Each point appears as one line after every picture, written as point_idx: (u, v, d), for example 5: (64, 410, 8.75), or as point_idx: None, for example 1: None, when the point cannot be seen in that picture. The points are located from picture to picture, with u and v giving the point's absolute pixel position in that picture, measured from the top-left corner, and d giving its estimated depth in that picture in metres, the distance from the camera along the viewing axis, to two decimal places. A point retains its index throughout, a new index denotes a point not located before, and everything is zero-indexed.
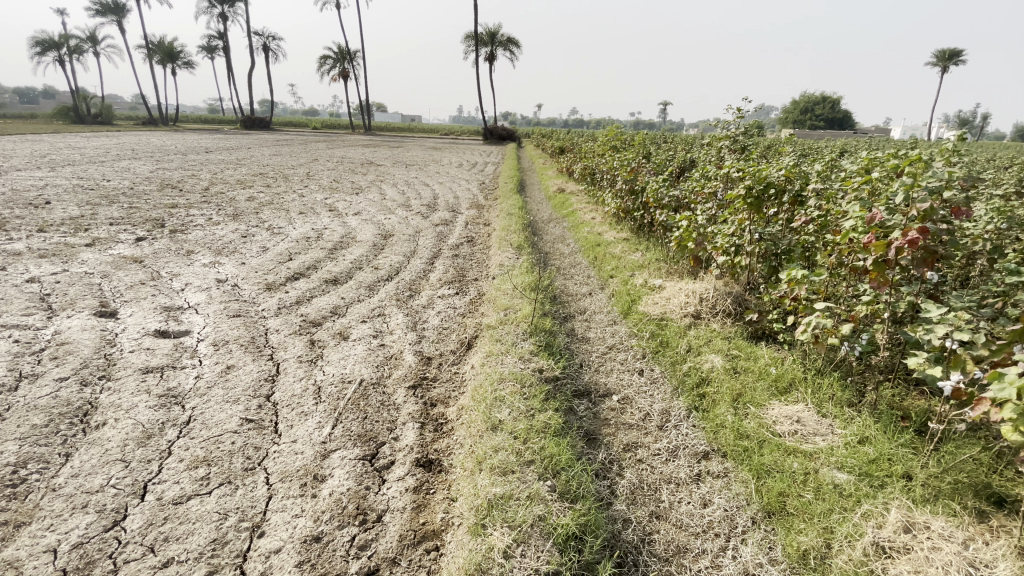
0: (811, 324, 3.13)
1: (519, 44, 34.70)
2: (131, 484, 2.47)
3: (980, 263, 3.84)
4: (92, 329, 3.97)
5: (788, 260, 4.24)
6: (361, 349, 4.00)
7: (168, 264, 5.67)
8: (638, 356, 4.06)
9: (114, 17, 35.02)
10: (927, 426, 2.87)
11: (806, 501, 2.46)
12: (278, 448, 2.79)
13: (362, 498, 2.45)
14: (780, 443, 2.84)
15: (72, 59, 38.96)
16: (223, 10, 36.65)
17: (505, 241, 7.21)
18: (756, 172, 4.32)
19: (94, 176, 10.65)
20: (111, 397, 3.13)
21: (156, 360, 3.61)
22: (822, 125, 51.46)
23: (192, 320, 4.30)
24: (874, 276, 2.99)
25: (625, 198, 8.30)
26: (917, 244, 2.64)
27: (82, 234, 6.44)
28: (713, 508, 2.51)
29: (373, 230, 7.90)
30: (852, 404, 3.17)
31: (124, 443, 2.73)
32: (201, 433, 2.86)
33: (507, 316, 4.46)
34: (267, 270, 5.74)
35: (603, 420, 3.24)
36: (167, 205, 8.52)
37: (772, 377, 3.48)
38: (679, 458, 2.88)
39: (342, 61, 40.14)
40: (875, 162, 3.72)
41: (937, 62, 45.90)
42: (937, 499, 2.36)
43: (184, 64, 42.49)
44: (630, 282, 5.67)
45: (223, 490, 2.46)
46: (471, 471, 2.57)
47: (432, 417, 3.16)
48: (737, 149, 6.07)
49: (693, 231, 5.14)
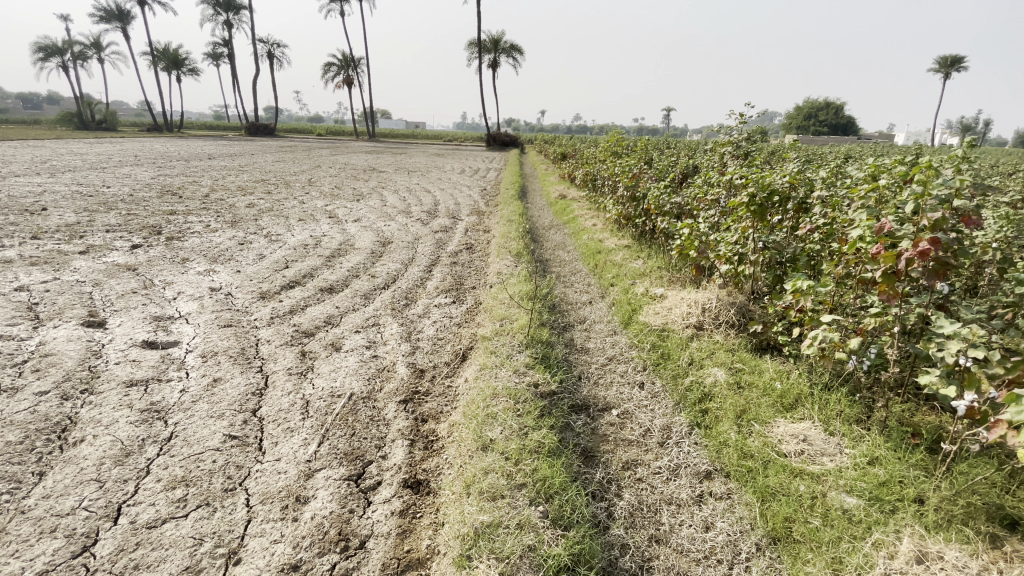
0: (817, 338, 2.99)
1: (521, 51, 34.66)
2: (104, 506, 2.36)
3: (990, 273, 3.70)
4: (78, 340, 3.88)
5: (793, 269, 4.11)
6: (353, 361, 3.89)
7: (162, 272, 5.58)
8: (639, 368, 3.93)
9: (120, 25, 35.30)
10: (939, 445, 2.73)
11: (813, 528, 2.32)
12: (261, 467, 2.67)
13: (345, 522, 2.33)
14: (786, 464, 2.71)
15: (78, 66, 39.31)
16: (228, 18, 36.90)
17: (504, 248, 7.10)
18: (759, 179, 4.21)
19: (94, 182, 10.63)
20: (91, 412, 3.03)
21: (141, 373, 3.51)
22: (825, 130, 51.36)
23: (181, 330, 4.20)
24: (883, 288, 2.84)
25: (626, 205, 8.19)
26: (928, 256, 2.52)
27: (77, 241, 6.37)
28: (715, 533, 2.38)
29: (372, 237, 7.81)
30: (861, 421, 3.03)
31: (100, 462, 2.62)
32: (182, 451, 2.75)
33: (503, 326, 4.34)
34: (262, 278, 5.65)
35: (602, 436, 3.12)
36: (165, 212, 8.47)
37: (777, 393, 3.34)
38: (680, 477, 2.76)
39: (347, 67, 40.34)
40: (883, 168, 3.59)
41: (940, 67, 45.71)
42: (951, 525, 2.22)
43: (189, 70, 42.79)
44: (631, 291, 5.56)
45: (200, 513, 2.34)
46: (459, 495, 2.44)
47: (422, 434, 3.04)
48: (739, 155, 5.95)
49: (695, 238, 4.99)
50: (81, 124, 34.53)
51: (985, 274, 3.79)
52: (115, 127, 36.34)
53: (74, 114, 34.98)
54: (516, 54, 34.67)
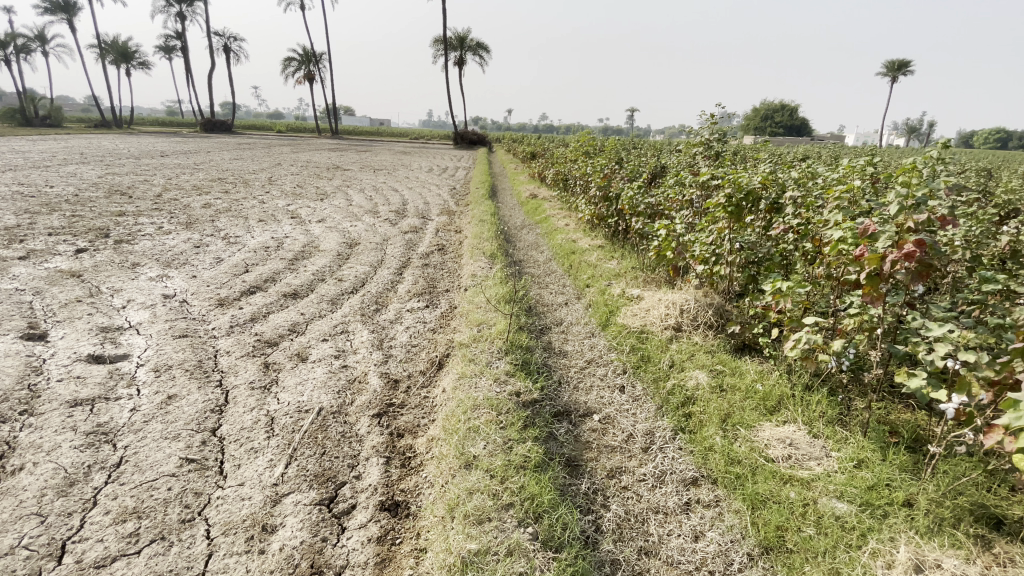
0: (800, 340, 2.98)
1: (488, 49, 34.41)
2: (46, 544, 2.10)
3: (957, 271, 3.78)
4: (15, 355, 3.52)
5: (768, 268, 4.12)
6: (320, 372, 3.67)
7: (110, 279, 5.18)
8: (619, 371, 3.87)
9: (65, 15, 33.19)
10: (919, 445, 2.77)
11: (806, 537, 2.28)
12: (222, 493, 2.45)
13: (317, 553, 2.15)
14: (775, 470, 2.67)
15: (15, 57, 36.87)
16: (181, 9, 35.30)
17: (477, 249, 6.94)
18: (734, 180, 4.19)
19: (35, 181, 9.92)
20: (30, 436, 2.73)
21: (87, 391, 3.19)
22: (782, 130, 53.10)
23: (132, 342, 3.88)
24: (867, 290, 2.80)
25: (598, 205, 8.16)
26: (915, 258, 2.50)
27: (15, 245, 5.87)
28: (706, 543, 2.32)
29: (338, 238, 7.52)
30: (843, 422, 3.05)
31: (40, 493, 2.35)
32: (133, 478, 2.49)
33: (481, 332, 4.19)
34: (221, 283, 5.32)
35: (585, 444, 3.03)
36: (114, 213, 7.91)
37: (759, 395, 3.32)
38: (667, 484, 2.69)
39: (308, 63, 39.18)
40: (856, 169, 3.60)
41: (886, 71, 48.15)
42: (941, 530, 2.23)
43: (139, 63, 40.82)
44: (607, 292, 5.49)
45: (154, 549, 2.11)
46: (443, 519, 2.30)
47: (399, 450, 2.88)
48: (711, 156, 5.99)
49: (672, 240, 4.95)
50: (23, 120, 32.26)
51: (951, 272, 3.87)
52: (58, 121, 34.34)
53: (12, 109, 32.69)
54: (483, 51, 34.43)
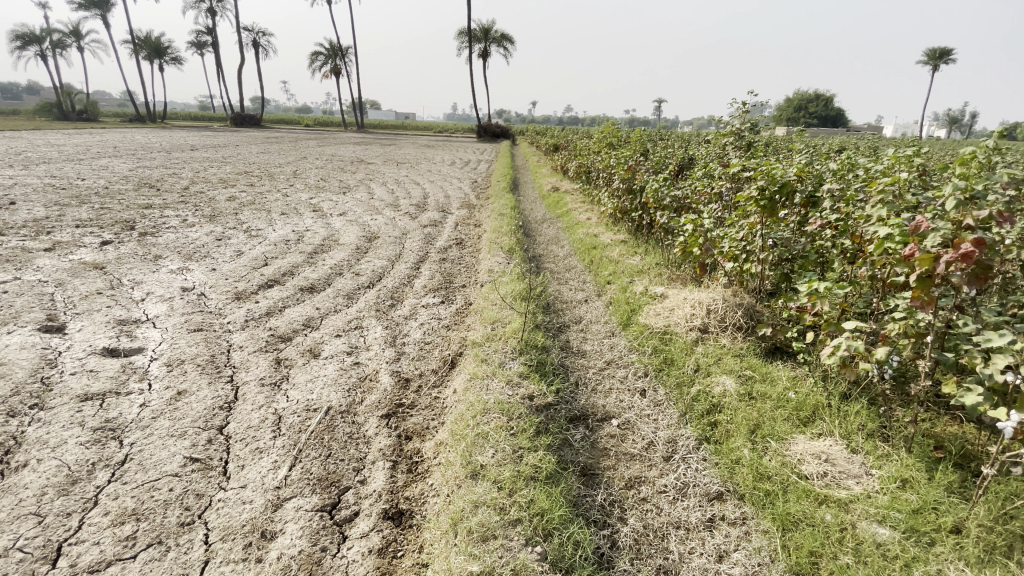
0: (840, 346, 2.72)
1: (512, 39, 33.97)
2: (42, 546, 2.05)
3: (1013, 272, 3.45)
4: (32, 347, 3.54)
5: (802, 266, 3.85)
6: (331, 369, 3.59)
7: (131, 271, 5.23)
8: (639, 373, 3.68)
9: (100, 11, 34.14)
10: (970, 463, 2.53)
11: (843, 565, 2.07)
12: (224, 496, 2.38)
13: (315, 563, 2.05)
14: (808, 489, 2.47)
15: (56, 54, 38.18)
16: (211, 6, 35.97)
17: (495, 244, 6.78)
18: (767, 172, 3.88)
19: (68, 174, 10.17)
20: (38, 431, 2.71)
21: (99, 385, 3.18)
22: (815, 121, 51.29)
23: (148, 336, 3.87)
24: (916, 293, 2.55)
25: (622, 199, 7.91)
26: (973, 259, 2.24)
27: (43, 237, 5.97)
28: (730, 565, 2.14)
29: (357, 231, 7.48)
30: (885, 436, 2.82)
31: (41, 492, 2.31)
32: (135, 478, 2.44)
33: (495, 330, 4.05)
34: (238, 277, 5.31)
35: (602, 451, 2.87)
36: (140, 206, 8.02)
37: (792, 404, 3.10)
38: (688, 497, 2.52)
39: (334, 57, 39.45)
40: (905, 159, 3.29)
41: (928, 59, 46.08)
42: (996, 561, 2.00)
43: (172, 59, 41.89)
44: (629, 289, 5.28)
45: (151, 554, 2.05)
46: (446, 532, 2.17)
47: (405, 454, 2.77)
48: (742, 146, 5.67)
49: (699, 235, 4.69)
50: (62, 116, 33.34)
51: (1007, 273, 3.52)
52: (95, 116, 35.48)
53: (52, 104, 34.01)
54: (506, 43, 34.04)
